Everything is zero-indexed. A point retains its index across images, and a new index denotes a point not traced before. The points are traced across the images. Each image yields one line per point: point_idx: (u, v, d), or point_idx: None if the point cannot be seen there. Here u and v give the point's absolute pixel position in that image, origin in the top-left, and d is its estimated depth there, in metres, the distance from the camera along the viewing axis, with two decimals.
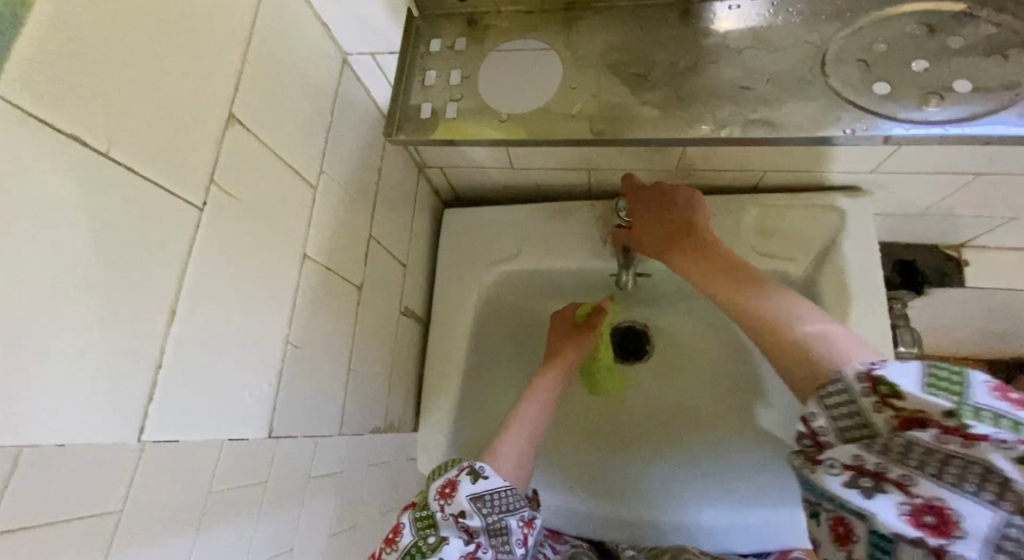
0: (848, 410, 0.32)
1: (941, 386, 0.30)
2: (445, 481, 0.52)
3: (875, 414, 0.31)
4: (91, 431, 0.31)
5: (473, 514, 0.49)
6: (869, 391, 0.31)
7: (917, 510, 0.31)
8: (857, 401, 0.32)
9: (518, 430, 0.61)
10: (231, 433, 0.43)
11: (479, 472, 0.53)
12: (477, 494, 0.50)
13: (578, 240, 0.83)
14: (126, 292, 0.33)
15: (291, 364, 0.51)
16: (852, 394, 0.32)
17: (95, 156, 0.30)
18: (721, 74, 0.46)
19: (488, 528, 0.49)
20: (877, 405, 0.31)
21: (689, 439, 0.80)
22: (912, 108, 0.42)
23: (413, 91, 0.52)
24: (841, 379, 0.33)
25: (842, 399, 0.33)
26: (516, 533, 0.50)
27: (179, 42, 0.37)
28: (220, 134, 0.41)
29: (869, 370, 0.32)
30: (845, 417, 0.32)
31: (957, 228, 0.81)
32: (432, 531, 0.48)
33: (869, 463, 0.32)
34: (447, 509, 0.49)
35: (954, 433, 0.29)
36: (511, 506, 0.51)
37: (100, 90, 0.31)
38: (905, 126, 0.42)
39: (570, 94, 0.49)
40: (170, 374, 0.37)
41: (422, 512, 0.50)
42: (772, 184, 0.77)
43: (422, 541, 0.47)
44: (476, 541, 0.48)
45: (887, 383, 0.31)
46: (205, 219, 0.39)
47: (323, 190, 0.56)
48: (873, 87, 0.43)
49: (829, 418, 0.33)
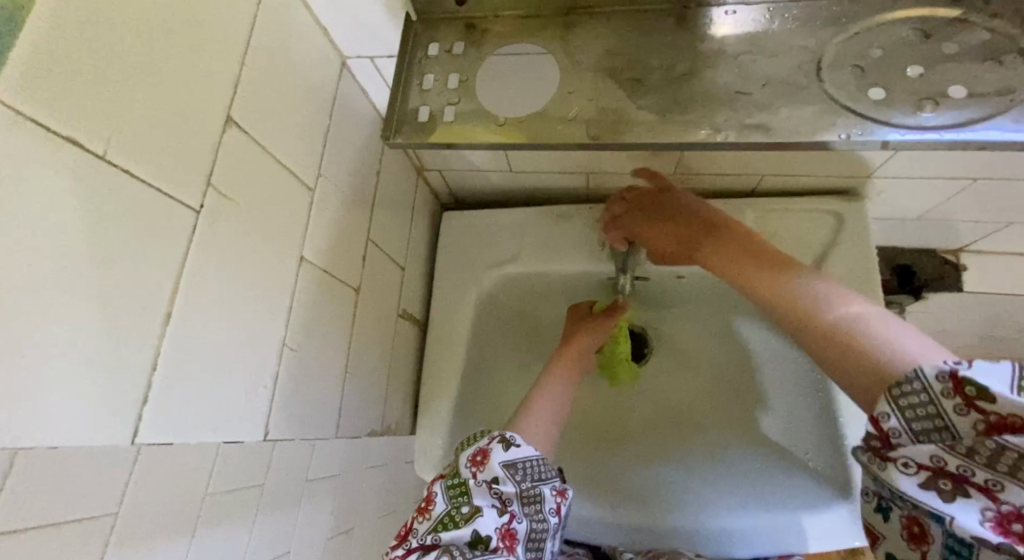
0: (927, 410, 0.32)
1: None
2: (476, 449, 0.54)
3: (958, 416, 0.31)
4: (85, 434, 0.31)
5: (506, 481, 0.52)
6: (952, 391, 0.31)
7: (1004, 518, 0.30)
8: (938, 401, 0.32)
9: (543, 409, 0.65)
10: (226, 437, 0.43)
11: (511, 440, 0.55)
12: (509, 461, 0.53)
13: (576, 243, 0.83)
14: (123, 294, 0.33)
15: (287, 368, 0.51)
16: (931, 393, 0.32)
17: (92, 159, 0.30)
18: (718, 79, 0.46)
19: (522, 495, 0.52)
20: (961, 407, 0.31)
21: (686, 444, 0.80)
22: (908, 113, 0.42)
23: (411, 94, 0.52)
24: (916, 376, 0.33)
25: (918, 399, 0.33)
26: (548, 501, 0.52)
27: (178, 45, 0.37)
28: (216, 136, 0.41)
29: (953, 370, 0.32)
30: (924, 417, 0.32)
31: (955, 233, 0.81)
32: (466, 500, 0.51)
33: (950, 464, 0.32)
34: (481, 476, 0.52)
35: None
36: (542, 475, 0.54)
37: (100, 93, 0.31)
38: (901, 130, 0.42)
39: (567, 99, 0.49)
40: (165, 376, 0.36)
41: (454, 481, 0.53)
42: (770, 189, 0.78)
43: (457, 509, 0.50)
44: (509, 510, 0.51)
45: (974, 384, 0.31)
46: (201, 222, 0.39)
47: (320, 193, 0.56)
48: (869, 94, 0.43)
49: (903, 417, 0.33)
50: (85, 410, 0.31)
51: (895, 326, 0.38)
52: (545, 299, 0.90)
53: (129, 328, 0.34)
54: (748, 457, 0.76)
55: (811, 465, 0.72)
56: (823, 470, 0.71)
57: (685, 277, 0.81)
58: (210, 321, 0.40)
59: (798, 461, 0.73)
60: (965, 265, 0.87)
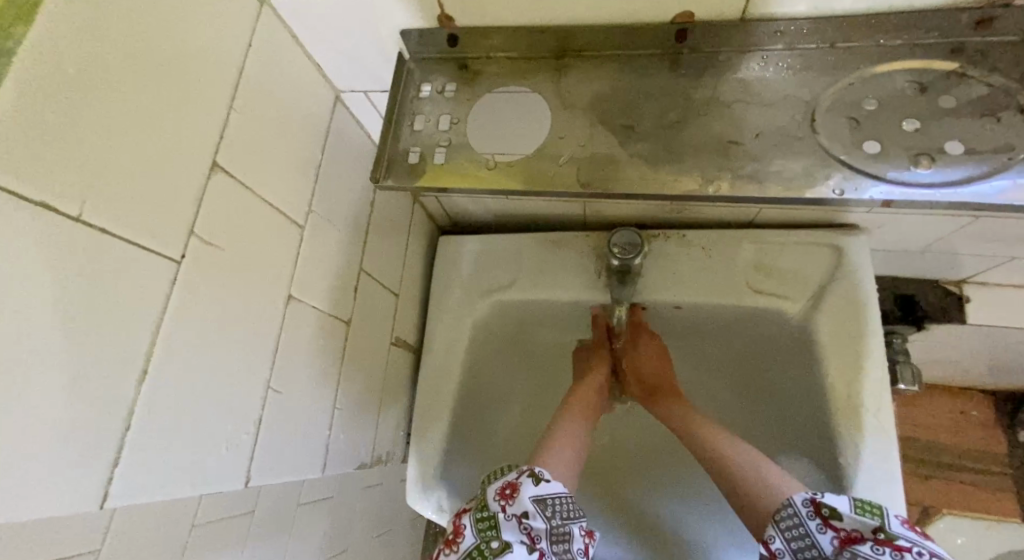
0: (798, 531, 0.41)
1: (865, 507, 0.40)
2: (505, 482, 0.53)
3: (820, 534, 0.40)
4: (54, 501, 0.30)
5: (536, 517, 0.50)
6: (815, 514, 0.41)
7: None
8: (805, 523, 0.41)
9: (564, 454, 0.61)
10: (208, 488, 0.42)
11: (539, 475, 0.54)
12: (539, 496, 0.51)
13: (572, 273, 0.82)
14: (98, 353, 0.33)
15: (274, 409, 0.50)
16: (800, 516, 0.42)
17: (64, 221, 0.30)
18: (710, 129, 0.47)
19: (551, 532, 0.50)
20: (822, 527, 0.40)
21: (688, 480, 0.81)
22: (903, 167, 0.43)
23: (402, 136, 0.53)
24: (790, 503, 0.43)
25: (792, 521, 0.42)
26: (576, 540, 0.52)
27: (162, 98, 0.37)
28: (202, 184, 0.40)
29: (814, 498, 0.42)
30: (798, 538, 0.41)
31: (958, 265, 0.80)
32: (495, 534, 0.49)
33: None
34: (510, 510, 0.51)
35: (883, 544, 0.38)
36: (571, 514, 0.52)
37: (75, 153, 0.31)
38: (893, 186, 0.43)
39: (559, 143, 0.50)
40: (140, 435, 0.36)
41: (483, 514, 0.52)
42: (768, 221, 0.76)
43: (486, 543, 0.49)
44: (538, 547, 0.49)
45: (828, 507, 0.41)
46: (182, 272, 0.38)
47: (313, 229, 0.56)
48: (863, 147, 0.44)
49: (784, 538, 0.42)
50: (51, 473, 0.30)
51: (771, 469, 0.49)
52: (540, 325, 0.89)
53: (103, 388, 0.33)
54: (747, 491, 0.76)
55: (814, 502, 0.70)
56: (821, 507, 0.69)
57: (682, 308, 0.80)
58: (190, 375, 0.40)
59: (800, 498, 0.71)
60: (968, 297, 0.86)
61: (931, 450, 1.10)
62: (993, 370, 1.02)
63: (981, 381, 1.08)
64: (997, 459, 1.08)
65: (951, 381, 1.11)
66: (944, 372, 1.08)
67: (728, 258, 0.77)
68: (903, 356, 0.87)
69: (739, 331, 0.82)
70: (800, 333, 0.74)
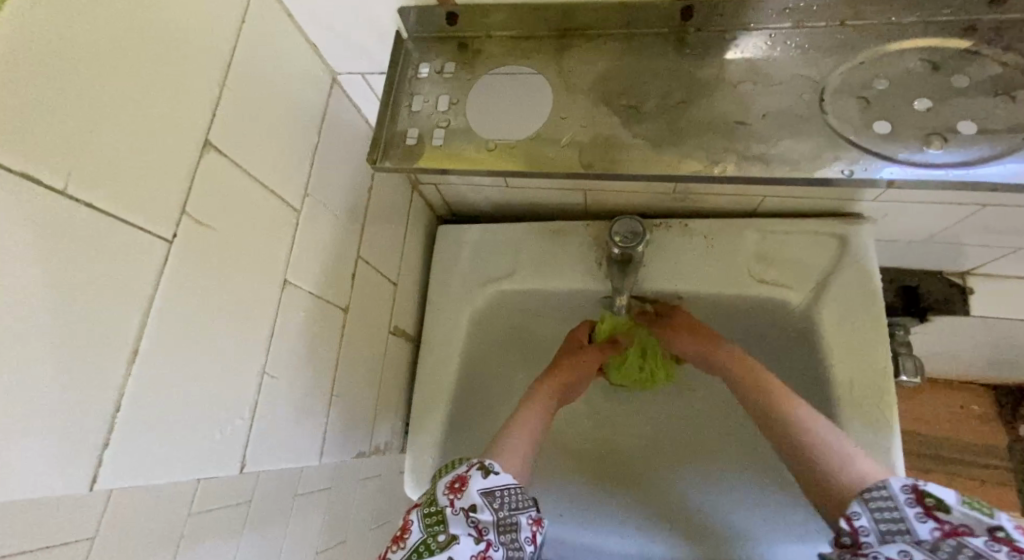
0: (892, 514, 0.38)
1: (978, 505, 0.36)
2: (455, 476, 0.54)
3: (918, 521, 0.37)
4: (45, 486, 0.30)
5: (484, 509, 0.51)
6: (915, 499, 0.38)
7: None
8: (901, 506, 0.38)
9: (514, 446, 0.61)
10: (203, 473, 0.42)
11: (489, 467, 0.54)
12: (488, 489, 0.52)
13: (573, 262, 0.82)
14: (86, 331, 0.32)
15: (269, 395, 0.49)
16: (895, 499, 0.38)
17: (50, 194, 0.29)
18: (716, 109, 0.46)
19: (499, 523, 0.51)
20: (921, 514, 0.37)
21: (690, 470, 0.81)
22: (914, 149, 0.42)
23: (400, 117, 0.52)
24: (885, 485, 0.40)
25: (886, 504, 0.39)
26: (524, 531, 0.52)
27: (154, 73, 0.36)
28: (195, 162, 0.39)
29: (914, 483, 0.39)
30: (889, 520, 0.38)
31: (962, 256, 0.79)
32: (442, 528, 0.50)
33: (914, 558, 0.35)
34: (458, 503, 0.51)
35: (1000, 540, 0.34)
36: (518, 504, 0.53)
37: (59, 123, 0.30)
38: (903, 166, 0.42)
39: (560, 124, 0.49)
40: (130, 417, 0.35)
41: (431, 508, 0.52)
42: (770, 210, 0.76)
43: (433, 538, 0.49)
44: (486, 538, 0.49)
45: (932, 495, 0.37)
46: (176, 252, 0.38)
47: (308, 213, 0.55)
48: (873, 127, 0.43)
49: (872, 518, 0.39)
50: (42, 454, 0.30)
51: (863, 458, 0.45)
52: (540, 315, 0.88)
53: (90, 368, 0.32)
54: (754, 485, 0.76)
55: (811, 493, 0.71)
56: None
57: (683, 297, 0.79)
58: (182, 357, 0.39)
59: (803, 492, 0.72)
60: (972, 289, 0.85)
61: (931, 443, 1.10)
62: (995, 362, 1.02)
63: (982, 374, 1.08)
64: (994, 452, 1.08)
65: (952, 374, 1.11)
66: (946, 364, 1.07)
67: (731, 247, 0.76)
68: (905, 348, 0.87)
69: (741, 322, 0.81)
70: (803, 323, 0.73)
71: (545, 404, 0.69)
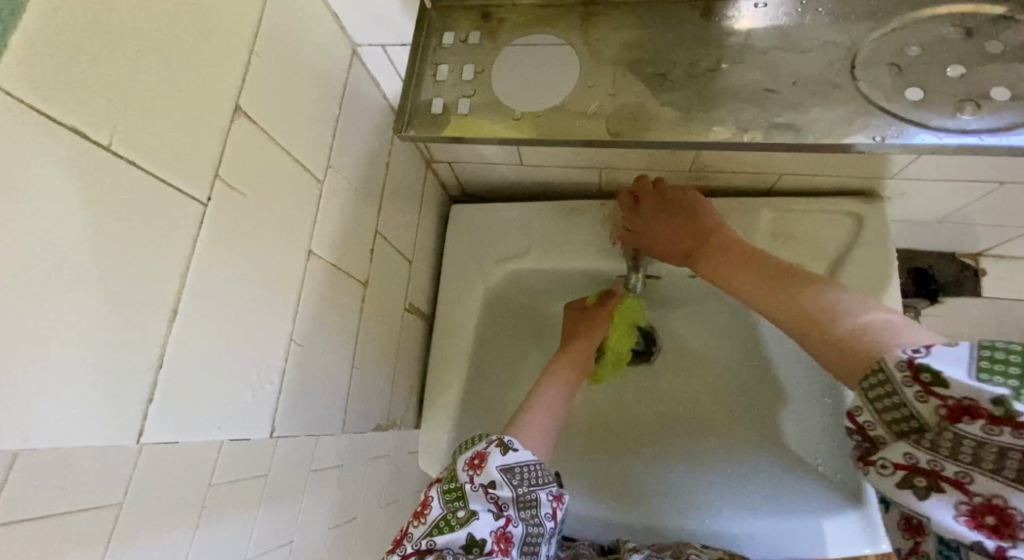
0: (891, 401, 0.32)
1: (993, 369, 0.29)
2: (474, 453, 0.54)
3: (918, 403, 0.31)
4: (88, 435, 0.31)
5: (503, 486, 0.52)
6: (910, 380, 0.31)
7: (976, 511, 0.29)
8: (899, 391, 0.32)
9: (539, 419, 0.64)
10: (231, 434, 0.43)
11: (508, 444, 0.54)
12: (507, 466, 0.53)
13: (587, 240, 0.82)
14: (127, 288, 0.33)
15: (294, 363, 0.51)
16: (893, 383, 0.32)
17: (94, 148, 0.30)
18: (745, 77, 0.46)
19: (518, 499, 0.52)
20: (919, 395, 0.31)
21: (696, 447, 0.82)
22: (947, 115, 0.42)
23: (425, 86, 0.52)
24: (883, 367, 0.33)
25: (884, 390, 0.33)
26: (544, 506, 0.53)
27: (191, 35, 0.36)
28: (226, 126, 0.40)
29: (910, 357, 0.32)
30: (890, 410, 0.33)
31: (975, 237, 0.80)
32: (462, 504, 0.51)
33: (922, 461, 0.32)
34: (477, 480, 0.52)
35: (1000, 422, 0.28)
36: (539, 481, 0.54)
37: (103, 77, 0.30)
38: (938, 133, 0.41)
39: (586, 93, 0.49)
40: (171, 376, 0.36)
41: (450, 485, 0.53)
42: (787, 188, 0.75)
43: (453, 514, 0.51)
44: (505, 514, 0.51)
45: (928, 370, 0.31)
46: (208, 215, 0.38)
47: (330, 184, 0.55)
48: (905, 94, 0.43)
49: (875, 411, 0.33)
50: (87, 405, 0.31)
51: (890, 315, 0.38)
52: (553, 294, 0.89)
53: (130, 323, 0.33)
54: (761, 463, 0.78)
55: (819, 469, 0.74)
56: (830, 477, 0.73)
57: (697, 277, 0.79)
58: (215, 321, 0.40)
59: (809, 467, 0.75)
60: (984, 270, 0.85)
61: None
62: None
63: None
64: None
65: None
66: None
67: (749, 226, 0.74)
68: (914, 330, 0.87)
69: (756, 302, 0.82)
70: None
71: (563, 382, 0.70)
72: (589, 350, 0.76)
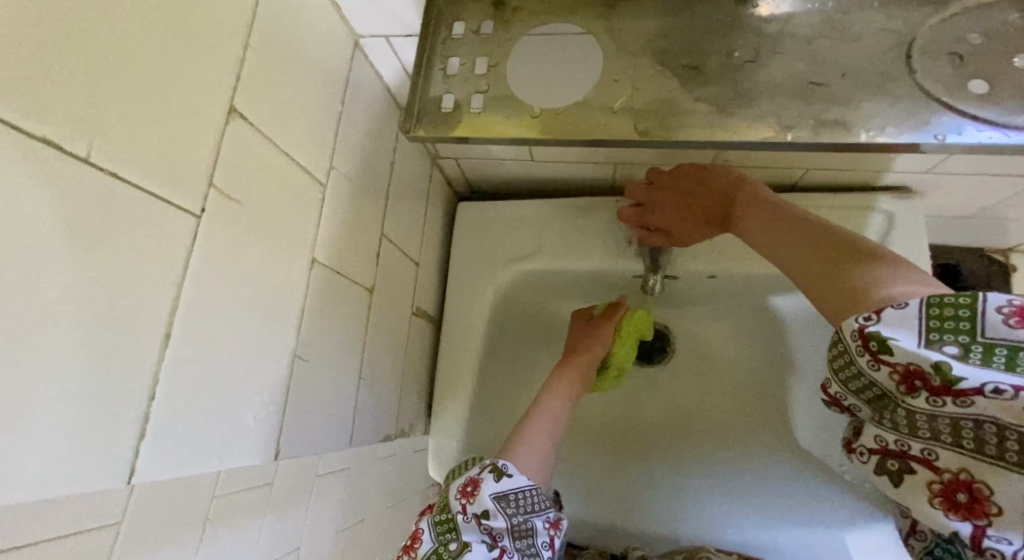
0: (850, 373, 0.34)
1: (943, 330, 0.30)
2: (467, 480, 0.52)
3: (873, 371, 0.33)
4: (77, 480, 0.28)
5: (497, 515, 0.49)
6: (862, 349, 0.33)
7: (948, 491, 0.31)
8: (855, 361, 0.34)
9: (537, 432, 0.60)
10: (231, 463, 0.40)
11: (502, 469, 0.52)
12: (501, 493, 0.50)
13: (601, 239, 0.79)
14: (115, 316, 0.30)
15: (298, 379, 0.48)
16: (850, 353, 0.34)
17: (72, 162, 0.26)
18: (783, 69, 0.43)
19: (513, 529, 0.49)
20: (872, 363, 0.32)
21: (714, 449, 0.79)
22: (1015, 109, 0.39)
23: (435, 82, 0.49)
24: (842, 336, 0.34)
25: (843, 361, 0.35)
26: (541, 535, 0.50)
27: (181, 33, 0.33)
28: (220, 130, 0.37)
29: (861, 327, 0.33)
30: (854, 384, 0.35)
31: (1009, 234, 0.76)
32: (453, 536, 0.49)
33: (891, 443, 0.34)
34: (469, 510, 0.50)
35: (942, 392, 0.30)
36: (534, 507, 0.51)
37: (82, 82, 0.27)
38: (1005, 131, 0.39)
39: (611, 87, 0.46)
40: (163, 409, 0.33)
41: (442, 516, 0.50)
42: (814, 182, 0.71)
43: (444, 546, 0.48)
44: (500, 545, 0.48)
45: (877, 337, 0.32)
46: (204, 228, 0.35)
47: (334, 187, 0.52)
48: (968, 87, 0.41)
49: (843, 387, 0.36)
50: (75, 446, 0.28)
51: (885, 251, 0.38)
52: (566, 295, 0.85)
53: (121, 353, 0.30)
54: (781, 469, 0.74)
55: (846, 477, 0.71)
56: (857, 483, 0.70)
57: (716, 277, 0.77)
58: (213, 345, 0.37)
59: (834, 475, 0.71)
60: (1015, 267, 0.82)
61: None
62: None
63: None
64: None
65: None
66: None
67: None
68: None
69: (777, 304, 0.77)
70: None
71: (568, 388, 0.67)
72: (593, 362, 0.71)
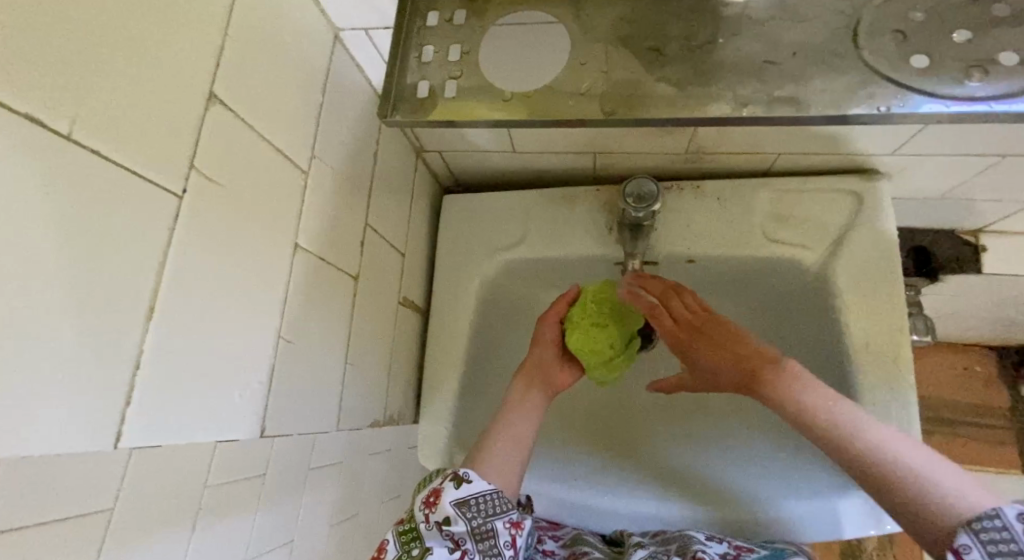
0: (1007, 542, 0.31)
1: None
2: (430, 490, 0.53)
3: None
4: (65, 442, 0.30)
5: (457, 520, 0.50)
6: None
7: None
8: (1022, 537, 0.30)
9: (504, 440, 0.60)
10: (220, 436, 0.42)
11: (463, 477, 0.53)
12: (462, 499, 0.51)
13: (582, 227, 0.80)
14: (98, 288, 0.31)
15: (283, 360, 0.49)
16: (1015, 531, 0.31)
17: (56, 140, 0.28)
18: (742, 50, 0.46)
19: (475, 532, 0.51)
20: None
21: (699, 429, 0.81)
22: (955, 82, 0.42)
23: (410, 70, 0.51)
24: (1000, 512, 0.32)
25: (1000, 534, 0.31)
26: (503, 535, 0.51)
27: (161, 19, 0.35)
28: (201, 114, 0.38)
29: None
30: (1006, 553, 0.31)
31: (976, 214, 0.79)
32: (418, 543, 0.51)
33: None
34: (431, 518, 0.51)
35: None
36: (495, 510, 0.52)
37: (65, 65, 0.28)
38: (946, 102, 0.41)
39: (580, 71, 0.48)
40: (149, 378, 0.35)
41: (406, 526, 0.52)
42: (786, 167, 0.73)
43: (408, 554, 0.50)
44: (462, 548, 0.50)
45: None
46: (185, 207, 0.37)
47: (316, 175, 0.53)
48: (911, 61, 0.43)
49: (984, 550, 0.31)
50: (64, 408, 0.29)
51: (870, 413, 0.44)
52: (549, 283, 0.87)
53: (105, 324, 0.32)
54: (763, 445, 0.77)
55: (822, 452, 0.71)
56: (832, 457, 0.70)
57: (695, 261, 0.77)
58: (196, 319, 0.38)
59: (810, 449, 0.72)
60: (984, 247, 0.84)
61: (945, 403, 1.14)
62: (1000, 320, 1.03)
63: (986, 330, 1.09)
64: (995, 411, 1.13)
65: (953, 332, 1.13)
66: (954, 322, 1.08)
67: (745, 209, 0.73)
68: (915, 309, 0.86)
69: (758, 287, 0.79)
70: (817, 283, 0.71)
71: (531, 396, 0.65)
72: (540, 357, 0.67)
